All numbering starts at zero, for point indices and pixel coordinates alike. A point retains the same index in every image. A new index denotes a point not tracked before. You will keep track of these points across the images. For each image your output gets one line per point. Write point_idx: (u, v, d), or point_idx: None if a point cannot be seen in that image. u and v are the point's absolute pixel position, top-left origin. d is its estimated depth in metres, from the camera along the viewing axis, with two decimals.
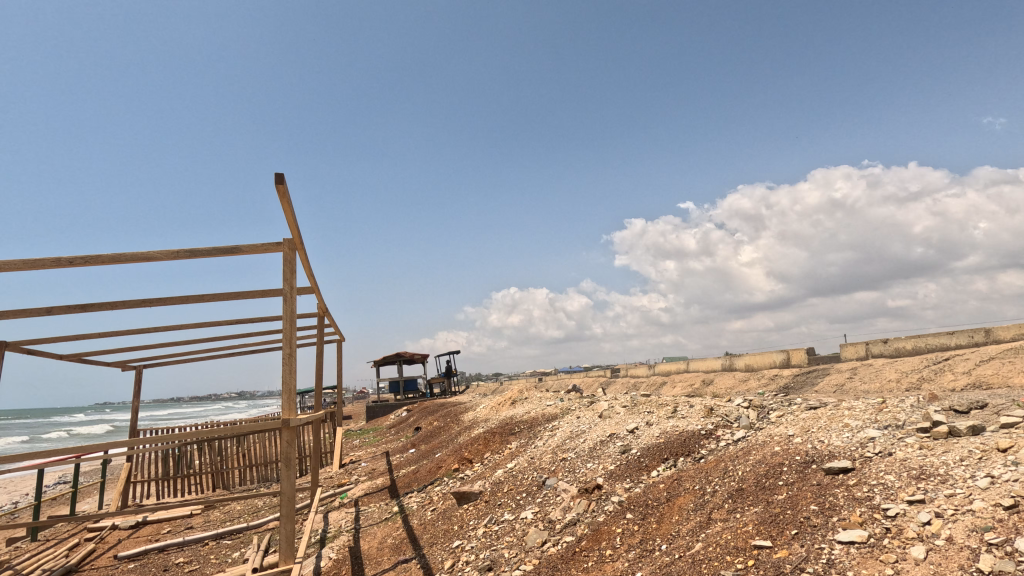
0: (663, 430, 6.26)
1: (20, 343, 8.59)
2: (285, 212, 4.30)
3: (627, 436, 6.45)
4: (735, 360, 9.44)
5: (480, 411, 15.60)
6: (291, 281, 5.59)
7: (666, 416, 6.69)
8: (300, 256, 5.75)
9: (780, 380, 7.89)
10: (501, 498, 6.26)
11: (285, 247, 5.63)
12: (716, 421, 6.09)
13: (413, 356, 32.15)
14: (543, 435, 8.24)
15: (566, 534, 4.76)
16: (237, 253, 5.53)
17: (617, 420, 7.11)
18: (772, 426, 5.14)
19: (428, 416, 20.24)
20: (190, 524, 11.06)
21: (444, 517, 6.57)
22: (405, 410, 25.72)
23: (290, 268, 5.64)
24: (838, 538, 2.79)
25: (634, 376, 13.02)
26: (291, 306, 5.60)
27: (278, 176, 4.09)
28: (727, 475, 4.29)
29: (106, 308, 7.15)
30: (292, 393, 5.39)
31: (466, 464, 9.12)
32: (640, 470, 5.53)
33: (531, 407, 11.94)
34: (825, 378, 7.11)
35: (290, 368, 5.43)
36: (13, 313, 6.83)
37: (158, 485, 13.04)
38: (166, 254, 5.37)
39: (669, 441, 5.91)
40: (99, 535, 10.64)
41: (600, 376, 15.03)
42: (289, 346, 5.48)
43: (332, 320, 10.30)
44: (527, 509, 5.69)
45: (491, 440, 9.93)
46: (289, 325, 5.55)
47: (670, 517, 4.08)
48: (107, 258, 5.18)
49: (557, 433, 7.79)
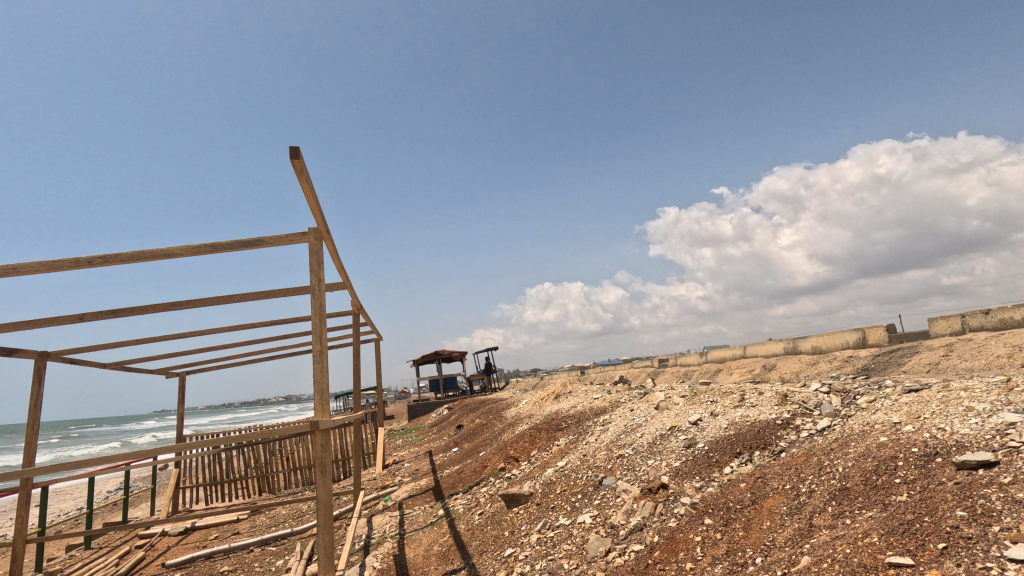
0: (731, 421, 5.62)
1: (61, 353, 8.57)
2: (305, 192, 3.88)
3: (691, 429, 5.82)
4: (802, 342, 8.62)
5: (523, 406, 15.11)
6: (318, 273, 5.22)
7: (733, 405, 6.02)
8: (327, 247, 5.36)
9: (858, 362, 7.08)
10: (554, 501, 5.74)
11: (311, 237, 5.25)
12: (794, 410, 5.39)
13: (452, 354, 32.01)
14: (594, 430, 7.65)
15: (633, 542, 4.20)
16: (260, 245, 5.18)
17: (677, 411, 6.47)
18: (867, 414, 4.44)
19: (470, 414, 19.89)
20: (236, 530, 10.95)
21: (492, 522, 6.09)
22: (446, 409, 25.53)
23: (317, 259, 5.26)
24: (1010, 555, 2.16)
25: (685, 364, 12.27)
26: (320, 299, 5.22)
27: (292, 149, 3.67)
28: (824, 472, 3.65)
29: (137, 313, 6.97)
30: (324, 393, 4.99)
31: (512, 463, 8.65)
32: (710, 468, 4.92)
33: (577, 401, 11.37)
34: (914, 357, 6.29)
35: (322, 368, 5.04)
36: (48, 322, 6.72)
37: (206, 491, 13.08)
38: (187, 250, 5.05)
39: (741, 433, 5.28)
40: (149, 542, 10.63)
41: (647, 366, 14.29)
42: (320, 343, 5.10)
43: (367, 317, 9.99)
44: (585, 513, 5.15)
45: (538, 438, 9.41)
46: (318, 320, 5.17)
47: (760, 523, 3.47)
48: (127, 257, 4.90)
49: (609, 428, 7.20)
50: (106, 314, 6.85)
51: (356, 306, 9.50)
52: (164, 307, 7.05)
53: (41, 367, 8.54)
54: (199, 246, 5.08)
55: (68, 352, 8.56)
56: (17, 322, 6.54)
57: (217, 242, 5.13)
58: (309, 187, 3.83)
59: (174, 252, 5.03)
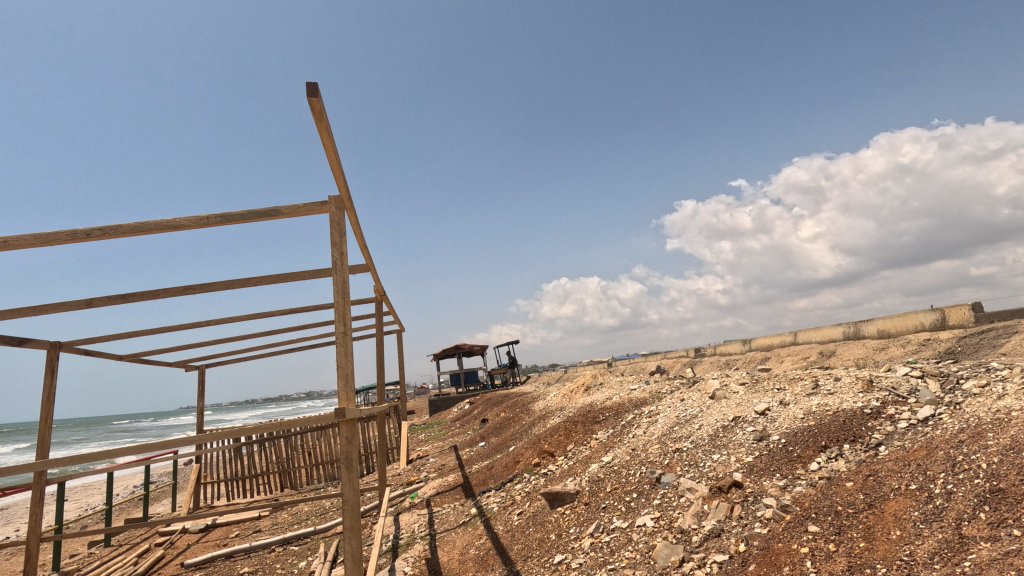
0: (807, 410, 4.96)
1: (73, 342, 8.17)
2: (324, 144, 3.32)
3: (759, 420, 5.16)
4: (866, 325, 7.86)
5: (551, 399, 14.49)
6: (340, 247, 4.68)
7: (805, 392, 5.34)
8: (350, 218, 4.83)
9: (939, 345, 6.34)
10: (605, 500, 5.11)
11: (332, 207, 4.72)
12: (884, 398, 4.71)
13: (472, 348, 31.57)
14: (639, 423, 6.98)
15: (712, 551, 3.56)
16: (276, 216, 4.67)
17: (737, 400, 5.79)
18: (991, 401, 3.74)
19: (493, 408, 19.39)
20: (257, 528, 10.55)
21: (534, 523, 5.47)
22: (467, 403, 25.05)
23: (338, 230, 4.72)
24: None
25: (725, 354, 11.53)
26: (342, 274, 4.67)
27: (309, 86, 3.10)
28: (960, 469, 2.97)
29: (147, 297, 6.49)
30: (348, 380, 4.45)
31: (548, 457, 8.08)
32: (791, 464, 4.27)
33: (612, 392, 10.75)
34: (1014, 338, 5.54)
35: (345, 352, 4.49)
36: (55, 306, 6.28)
37: (227, 486, 12.75)
38: (195, 221, 4.54)
39: (823, 423, 4.63)
40: (169, 539, 10.26)
41: (682, 356, 13.57)
42: (344, 323, 4.55)
43: (390, 304, 9.45)
44: (644, 515, 4.54)
45: (574, 431, 8.78)
46: (341, 298, 4.62)
47: (886, 532, 2.81)
48: (130, 229, 4.39)
49: (658, 420, 6.54)
50: (115, 299, 6.36)
51: (379, 293, 8.99)
52: (177, 292, 6.57)
53: (53, 358, 8.17)
54: (210, 217, 4.56)
55: (81, 342, 8.18)
56: (21, 308, 6.09)
57: (228, 213, 4.62)
58: (329, 137, 3.27)
59: (182, 224, 4.52)
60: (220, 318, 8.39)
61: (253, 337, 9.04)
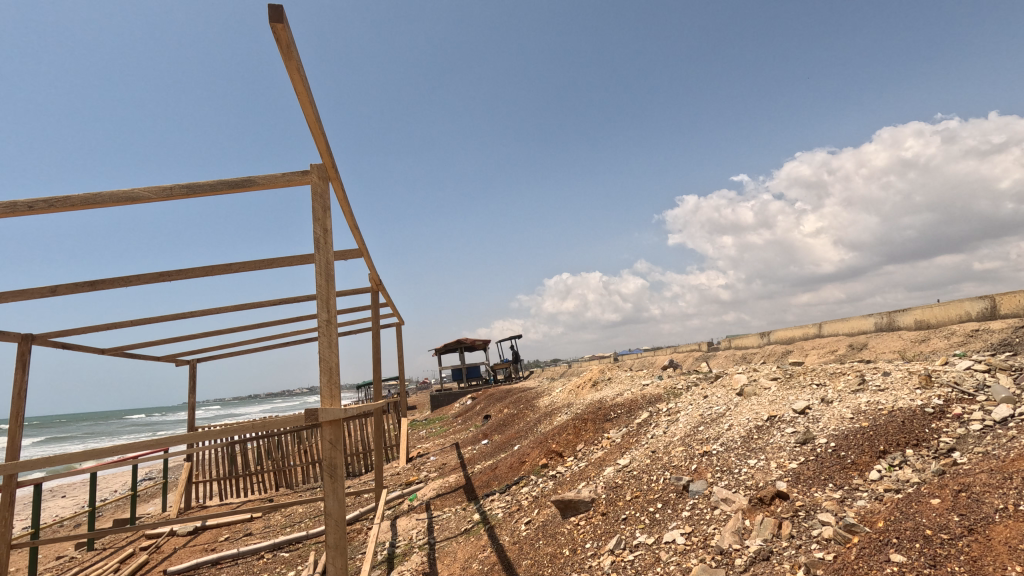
0: (855, 409, 4.36)
1: (46, 335, 7.60)
2: (295, 88, 2.72)
3: (799, 420, 4.57)
4: (901, 315, 7.24)
5: (557, 394, 13.92)
6: (323, 221, 4.12)
7: (850, 389, 4.73)
8: (335, 190, 4.28)
9: (991, 336, 5.73)
10: (624, 511, 4.53)
11: (314, 176, 4.17)
12: (946, 396, 4.10)
13: (475, 342, 31.05)
14: (657, 422, 6.39)
15: None
16: (250, 186, 4.09)
17: (770, 397, 5.19)
18: None
19: (496, 403, 18.85)
20: (248, 531, 10.01)
21: (544, 534, 4.89)
22: (469, 398, 24.53)
23: (321, 202, 4.15)
24: None
25: (741, 347, 10.94)
26: (325, 253, 4.08)
27: (273, 11, 2.49)
28: None
29: (118, 285, 5.90)
30: (332, 375, 3.89)
31: (556, 458, 7.53)
32: (846, 472, 3.67)
33: (622, 388, 10.18)
34: None
35: (329, 342, 3.92)
36: (16, 295, 5.69)
37: (220, 486, 12.21)
38: (157, 192, 3.95)
39: (878, 425, 4.03)
40: (155, 543, 9.71)
41: (694, 350, 12.98)
42: (328, 310, 3.97)
43: (387, 294, 8.89)
44: (672, 530, 3.96)
45: (583, 430, 8.19)
46: (324, 281, 4.03)
47: (1001, 567, 2.21)
48: (81, 201, 3.80)
49: (680, 418, 5.94)
50: (82, 286, 5.77)
51: (375, 282, 8.42)
52: (151, 279, 5.98)
53: (25, 352, 7.60)
54: (175, 188, 3.98)
55: (55, 335, 7.61)
56: None
57: (195, 183, 4.04)
58: (301, 79, 2.68)
59: (141, 195, 3.94)
60: (206, 309, 7.82)
61: (242, 330, 8.48)
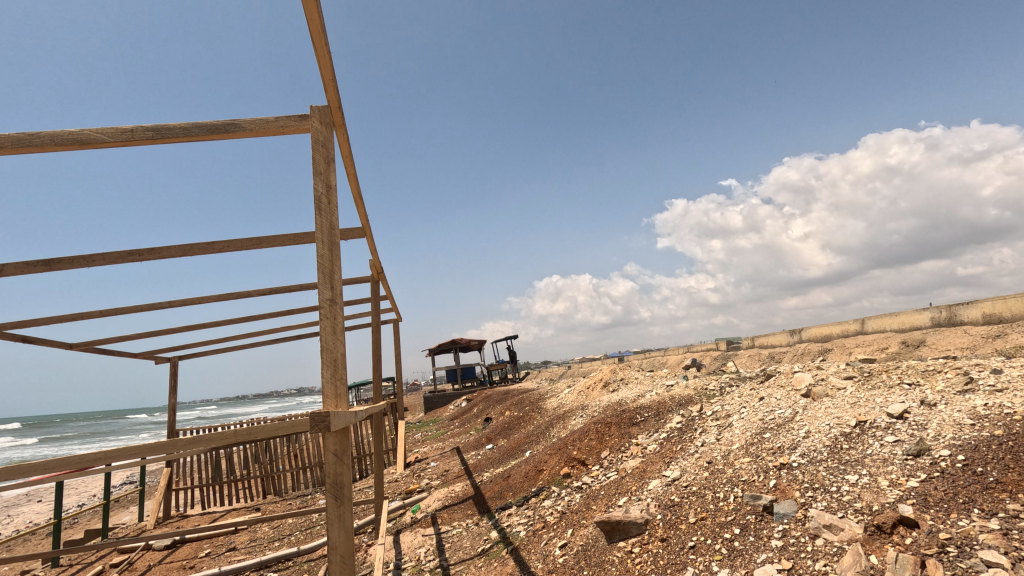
0: (973, 414, 3.59)
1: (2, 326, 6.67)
2: None
3: (898, 426, 3.80)
4: (964, 310, 6.54)
5: (565, 395, 13.12)
6: (326, 177, 3.31)
7: (955, 388, 3.97)
8: (340, 139, 3.47)
9: None
10: (691, 537, 3.72)
11: (315, 121, 3.35)
12: None
13: (470, 343, 30.21)
14: (703, 428, 5.58)
15: None
16: (234, 132, 3.26)
17: (849, 399, 4.42)
18: None
19: (496, 405, 18.02)
20: (233, 545, 9.09)
21: (587, 563, 4.07)
22: (466, 400, 23.73)
23: (324, 152, 3.33)
24: None
25: (767, 346, 10.23)
26: (327, 215, 3.25)
27: None
28: None
29: (78, 264, 5.00)
30: (337, 369, 3.09)
31: (579, 467, 6.74)
32: (993, 493, 2.90)
33: (643, 388, 9.42)
34: None
35: (333, 328, 3.10)
36: None
37: (202, 493, 11.28)
38: (114, 134, 3.11)
39: (1013, 432, 3.26)
40: (127, 559, 8.75)
41: (712, 350, 12.28)
42: (332, 287, 3.15)
43: (388, 286, 8.06)
44: (765, 565, 3.15)
45: (607, 435, 7.35)
46: (328, 249, 3.21)
47: None
48: (12, 142, 2.94)
49: (734, 423, 5.15)
50: (36, 266, 4.88)
51: (376, 270, 7.59)
52: (118, 258, 5.10)
53: None
54: (137, 129, 3.14)
55: (12, 327, 6.70)
56: None
57: (164, 125, 3.19)
58: None
59: (94, 138, 3.08)
60: (186, 300, 6.93)
61: (228, 323, 7.62)
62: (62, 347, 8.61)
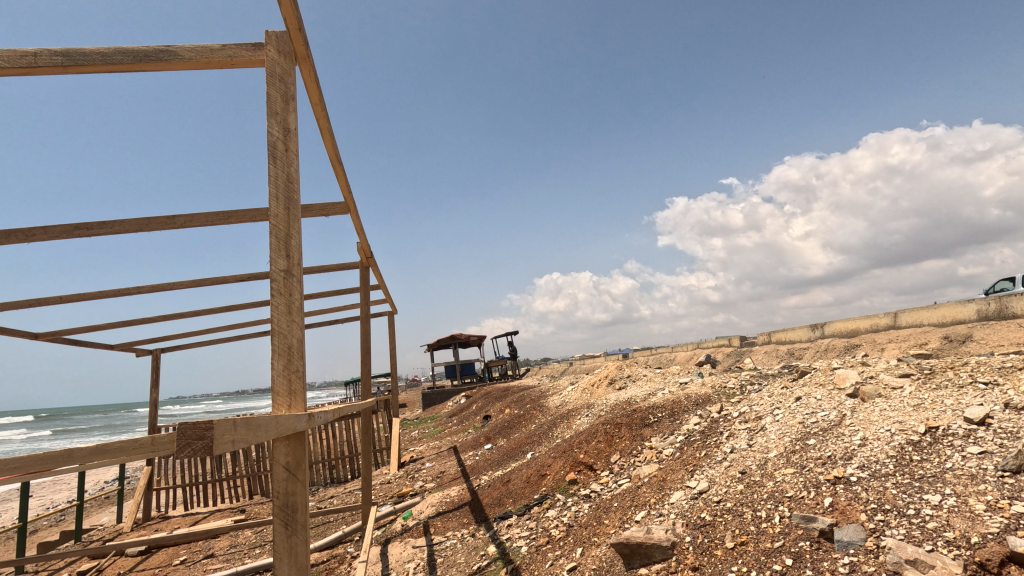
0: None
1: None
2: None
3: (983, 436, 3.14)
4: (1017, 301, 5.88)
5: (568, 393, 12.48)
6: (284, 120, 2.64)
7: None
8: (305, 76, 2.79)
9: None
10: (730, 567, 3.05)
11: (272, 50, 2.67)
12: None
13: (469, 338, 29.58)
14: (731, 432, 4.91)
15: None
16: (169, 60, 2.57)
17: (911, 402, 3.76)
18: None
19: (496, 402, 17.40)
20: (211, 551, 8.45)
21: None
22: (463, 397, 23.10)
23: (282, 89, 2.65)
24: None
25: (786, 341, 9.57)
26: (282, 166, 2.57)
27: None
28: None
29: (17, 239, 4.33)
30: (292, 359, 2.43)
31: (586, 473, 6.10)
32: None
33: (653, 386, 8.77)
34: None
35: (288, 307, 2.44)
36: None
37: (185, 493, 10.64)
38: (11, 57, 2.39)
39: None
40: (96, 566, 8.10)
41: (725, 346, 11.62)
42: (288, 256, 2.49)
43: (379, 274, 7.39)
44: None
45: (617, 436, 6.68)
46: (284, 210, 2.54)
47: None
48: None
49: (768, 428, 4.49)
50: None
51: (366, 257, 6.95)
52: (64, 233, 4.43)
53: None
54: (42, 53, 2.42)
55: None
56: None
57: (78, 49, 2.49)
58: None
59: None
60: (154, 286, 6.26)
61: (204, 313, 6.96)
62: (27, 336, 7.95)
